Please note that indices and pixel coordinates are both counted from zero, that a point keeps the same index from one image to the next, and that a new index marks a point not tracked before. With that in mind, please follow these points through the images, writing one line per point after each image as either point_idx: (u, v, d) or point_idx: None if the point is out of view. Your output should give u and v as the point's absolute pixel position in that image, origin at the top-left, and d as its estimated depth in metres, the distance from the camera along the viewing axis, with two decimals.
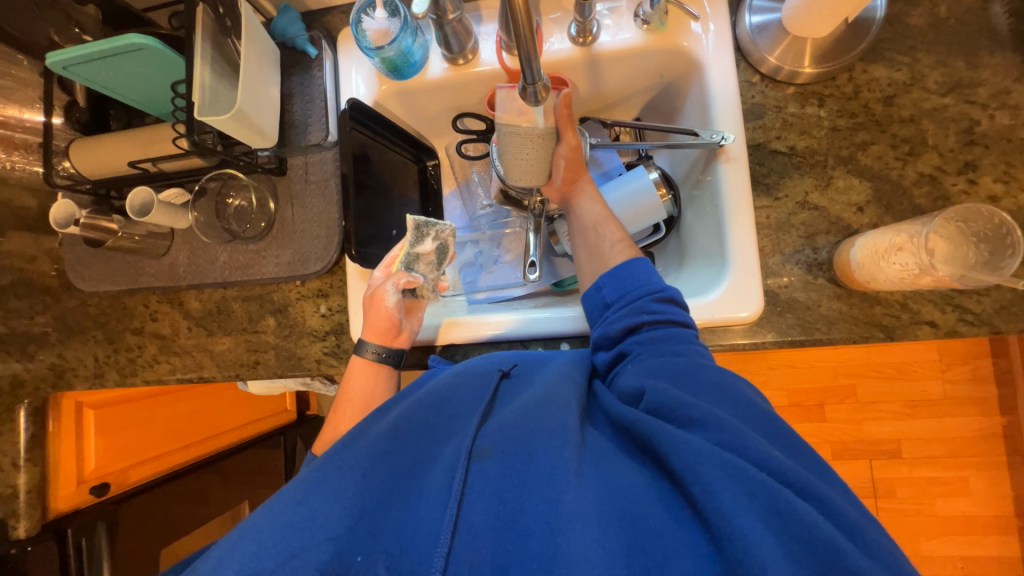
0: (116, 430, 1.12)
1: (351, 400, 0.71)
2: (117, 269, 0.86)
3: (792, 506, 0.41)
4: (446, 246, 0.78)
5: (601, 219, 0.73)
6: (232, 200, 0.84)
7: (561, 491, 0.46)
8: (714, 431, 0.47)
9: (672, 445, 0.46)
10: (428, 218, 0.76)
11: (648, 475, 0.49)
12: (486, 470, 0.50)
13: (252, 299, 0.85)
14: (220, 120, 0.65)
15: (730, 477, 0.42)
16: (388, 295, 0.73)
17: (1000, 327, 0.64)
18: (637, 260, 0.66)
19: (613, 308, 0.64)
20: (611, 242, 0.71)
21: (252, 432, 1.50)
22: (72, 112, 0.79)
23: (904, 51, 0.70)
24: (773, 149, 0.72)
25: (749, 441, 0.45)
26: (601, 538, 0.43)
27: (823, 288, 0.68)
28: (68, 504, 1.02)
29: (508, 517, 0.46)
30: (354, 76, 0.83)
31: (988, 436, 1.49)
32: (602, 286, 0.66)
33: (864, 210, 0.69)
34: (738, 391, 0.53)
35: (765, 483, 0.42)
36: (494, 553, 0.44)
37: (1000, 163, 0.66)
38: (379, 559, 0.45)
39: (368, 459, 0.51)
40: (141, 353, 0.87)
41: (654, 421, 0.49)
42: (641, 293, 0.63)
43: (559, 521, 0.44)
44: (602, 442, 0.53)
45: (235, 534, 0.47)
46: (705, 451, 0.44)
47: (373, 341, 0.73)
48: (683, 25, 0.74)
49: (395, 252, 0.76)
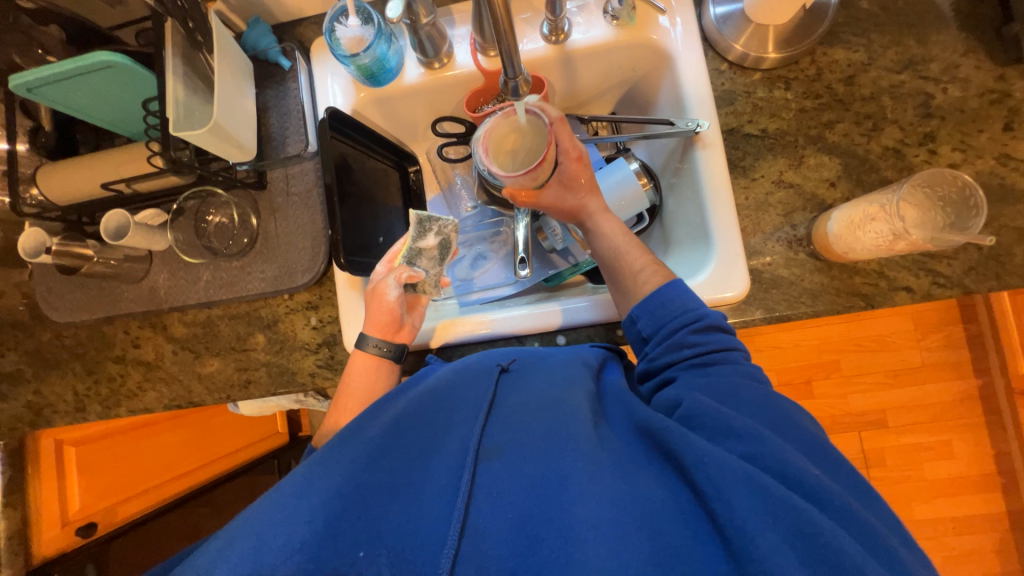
0: (99, 467, 1.07)
1: (352, 394, 0.69)
2: (94, 297, 0.83)
3: (820, 529, 0.37)
4: (448, 241, 0.78)
5: (621, 248, 0.69)
6: (212, 217, 0.82)
7: (573, 500, 0.43)
8: (751, 444, 0.44)
9: (697, 458, 0.43)
10: (431, 213, 0.76)
11: (666, 486, 0.44)
12: (497, 472, 0.46)
13: (239, 318, 0.83)
14: (197, 134, 0.64)
15: (755, 495, 0.39)
16: (389, 289, 0.72)
17: (970, 287, 0.67)
18: (670, 285, 0.61)
19: (651, 342, 0.60)
20: (636, 270, 0.66)
21: (237, 460, 1.43)
22: (37, 137, 0.76)
23: (860, 33, 0.74)
24: (746, 132, 0.75)
25: (782, 457, 0.42)
26: (617, 547, 0.39)
27: (805, 262, 0.71)
28: (50, 547, 0.96)
29: (519, 522, 0.43)
30: (329, 84, 0.83)
31: (965, 399, 1.56)
32: (636, 319, 0.61)
33: (836, 185, 0.72)
34: (782, 413, 0.49)
35: (792, 504, 0.39)
36: (503, 559, 0.42)
37: (957, 133, 0.70)
38: (381, 556, 0.42)
39: (367, 456, 0.48)
40: (125, 382, 0.84)
41: (677, 429, 0.46)
42: (678, 324, 0.57)
43: (572, 530, 0.41)
44: (618, 447, 0.48)
45: (231, 529, 0.44)
46: (730, 466, 0.41)
47: (373, 336, 0.71)
48: (651, 19, 0.76)
49: (398, 245, 0.76)
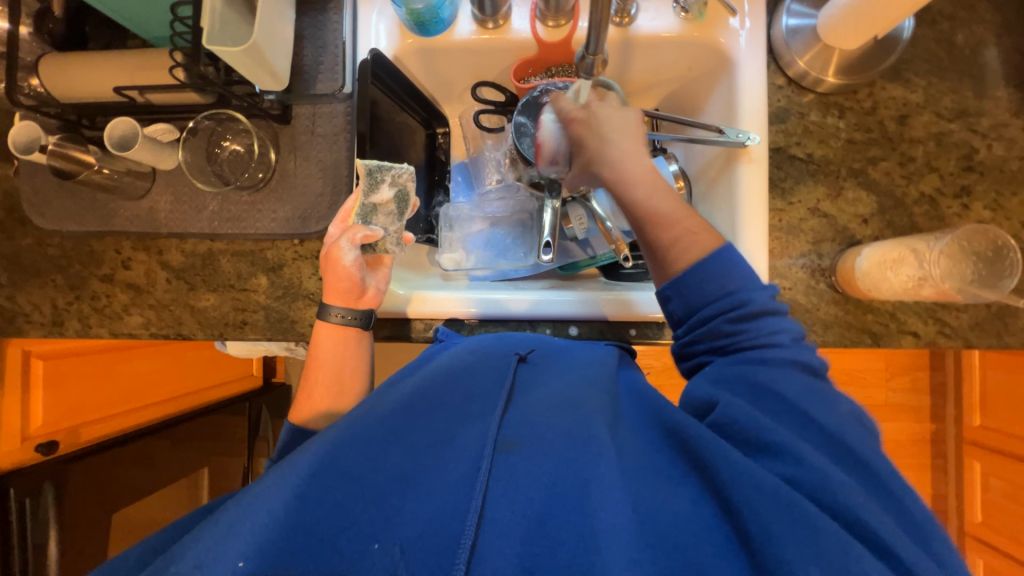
0: (68, 385, 1.04)
1: (321, 366, 0.66)
2: (86, 208, 0.77)
3: (866, 563, 0.35)
4: (405, 193, 0.72)
5: (663, 211, 0.57)
6: (228, 144, 0.77)
7: (597, 506, 0.40)
8: (790, 463, 0.41)
9: (733, 475, 0.40)
10: (381, 162, 0.69)
11: (694, 499, 0.42)
12: (516, 466, 0.44)
13: (243, 255, 0.79)
14: (232, 52, 0.59)
15: (797, 523, 0.37)
16: (344, 252, 0.66)
17: (971, 341, 0.70)
18: (709, 263, 0.53)
19: (683, 325, 0.56)
20: (669, 242, 0.56)
21: (210, 396, 1.41)
22: (45, 22, 0.70)
23: (921, 74, 0.73)
24: (792, 154, 0.74)
25: (825, 478, 0.39)
26: (641, 560, 0.37)
27: (823, 293, 0.72)
28: (7, 461, 0.95)
29: (536, 520, 0.41)
30: (374, 20, 0.77)
31: (916, 441, 1.65)
32: (668, 299, 0.56)
33: (868, 222, 0.72)
34: (831, 408, 0.45)
35: (836, 536, 0.36)
36: (518, 559, 0.38)
37: (992, 191, 0.71)
38: (395, 547, 0.39)
39: (382, 438, 0.46)
40: (110, 303, 0.80)
41: (717, 443, 0.43)
42: (713, 310, 0.52)
43: (596, 539, 0.38)
44: (640, 453, 0.46)
45: (241, 502, 0.41)
46: (770, 487, 0.38)
47: (336, 304, 0.68)
48: (720, 19, 0.74)
49: (350, 202, 0.70)
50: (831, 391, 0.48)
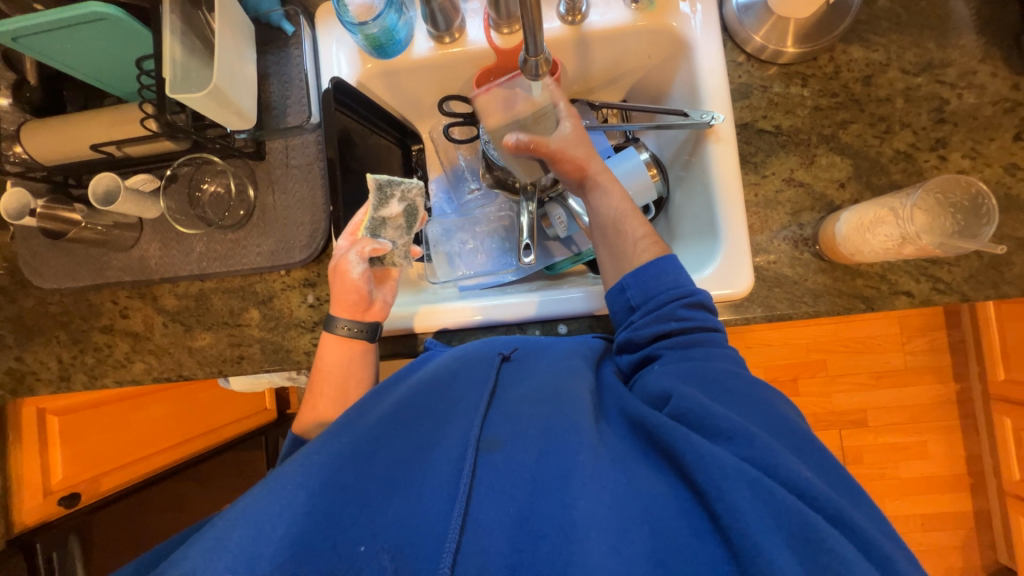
0: (84, 437, 1.07)
1: (328, 379, 0.67)
2: (80, 263, 0.79)
3: (822, 533, 0.37)
4: (414, 208, 0.75)
5: (625, 212, 0.67)
6: (207, 186, 0.79)
7: (576, 496, 0.41)
8: (746, 446, 0.42)
9: (697, 457, 0.41)
10: (391, 177, 0.72)
11: (667, 483, 0.43)
12: (498, 464, 0.45)
13: (233, 292, 0.80)
14: (196, 98, 0.61)
15: (759, 497, 0.38)
16: (354, 265, 0.68)
17: (969, 295, 0.68)
18: (663, 259, 0.61)
19: (638, 311, 0.59)
20: (637, 238, 0.64)
21: (229, 433, 1.42)
22: (22, 91, 0.73)
23: (881, 32, 0.73)
24: (760, 128, 0.74)
25: (777, 457, 0.41)
26: (620, 544, 0.38)
27: (809, 263, 0.71)
28: (33, 516, 0.99)
29: (519, 515, 0.41)
30: (334, 53, 0.79)
31: (943, 403, 1.60)
32: (626, 288, 0.61)
33: (846, 186, 0.71)
34: (766, 403, 0.48)
35: (791, 508, 0.37)
36: (503, 556, 0.39)
37: (968, 140, 0.70)
38: (384, 551, 0.40)
39: (366, 445, 0.46)
40: (112, 352, 0.82)
41: (679, 430, 0.44)
42: (668, 298, 0.57)
43: (576, 528, 0.39)
44: (616, 443, 0.47)
45: (227, 519, 0.42)
46: (733, 467, 0.40)
47: (342, 316, 0.68)
48: (671, 5, 0.74)
49: (360, 216, 0.71)
50: (765, 388, 0.51)
